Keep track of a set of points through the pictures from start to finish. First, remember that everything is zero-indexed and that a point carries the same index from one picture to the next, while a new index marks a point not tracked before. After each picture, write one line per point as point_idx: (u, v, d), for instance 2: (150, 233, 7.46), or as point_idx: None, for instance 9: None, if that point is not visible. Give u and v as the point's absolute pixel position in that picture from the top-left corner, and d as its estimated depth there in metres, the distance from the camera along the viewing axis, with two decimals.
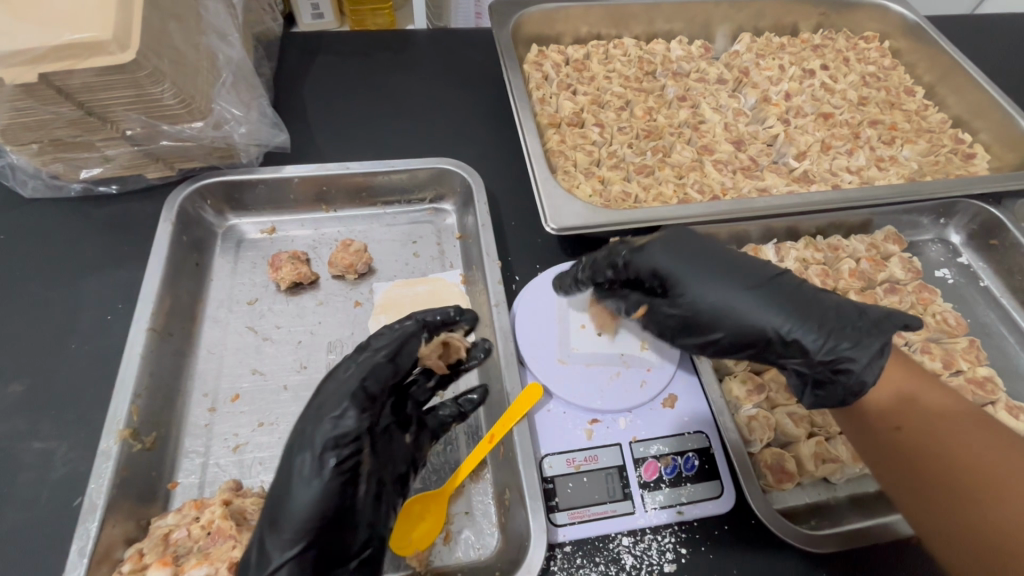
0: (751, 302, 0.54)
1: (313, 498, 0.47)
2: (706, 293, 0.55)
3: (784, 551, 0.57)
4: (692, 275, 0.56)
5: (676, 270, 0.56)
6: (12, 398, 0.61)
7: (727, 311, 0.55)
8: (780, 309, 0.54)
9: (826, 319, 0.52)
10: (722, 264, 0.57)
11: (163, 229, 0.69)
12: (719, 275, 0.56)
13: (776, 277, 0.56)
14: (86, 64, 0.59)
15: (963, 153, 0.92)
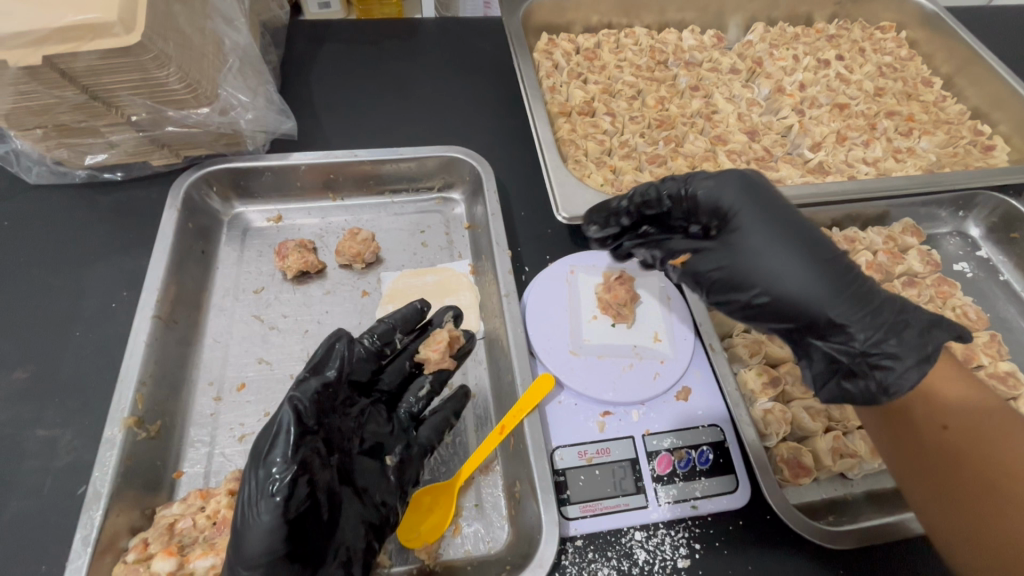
0: (803, 267, 0.48)
1: (267, 527, 0.42)
2: (761, 249, 0.49)
3: (801, 547, 0.55)
4: (753, 222, 0.50)
5: (744, 216, 0.50)
6: (16, 385, 0.61)
7: (780, 274, 0.48)
8: (828, 282, 0.48)
9: (865, 300, 0.49)
10: (787, 223, 0.50)
11: (169, 216, 0.68)
12: (780, 233, 0.50)
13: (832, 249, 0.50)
14: (91, 46, 0.58)
15: (982, 145, 0.90)
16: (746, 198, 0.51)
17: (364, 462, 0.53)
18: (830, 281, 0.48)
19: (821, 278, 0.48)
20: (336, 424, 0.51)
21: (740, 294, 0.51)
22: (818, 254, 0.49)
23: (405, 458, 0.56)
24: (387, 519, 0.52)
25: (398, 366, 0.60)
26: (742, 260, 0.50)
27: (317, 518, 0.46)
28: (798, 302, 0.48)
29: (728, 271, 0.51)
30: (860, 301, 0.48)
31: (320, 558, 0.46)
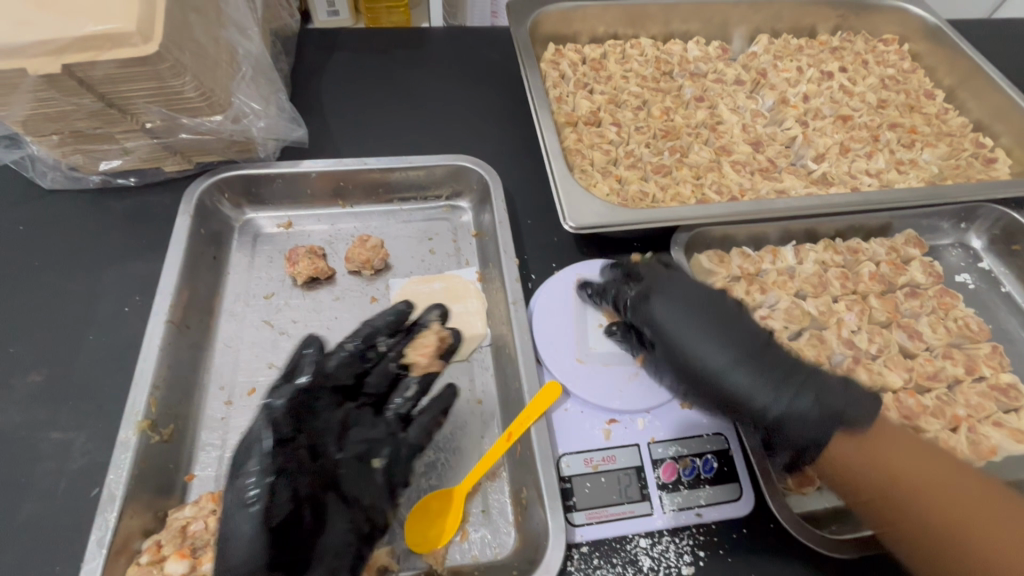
0: (714, 351, 0.57)
1: (248, 536, 0.45)
2: (681, 338, 0.58)
3: (805, 556, 0.56)
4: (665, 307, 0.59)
5: (671, 318, 0.59)
6: (31, 387, 0.62)
7: (689, 363, 0.58)
8: (744, 365, 0.56)
9: (789, 378, 0.55)
10: (700, 313, 0.59)
11: (182, 222, 0.69)
12: (697, 321, 0.58)
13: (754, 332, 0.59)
14: (109, 55, 0.59)
15: (984, 157, 0.91)
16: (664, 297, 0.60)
17: (349, 466, 0.54)
18: (742, 360, 0.56)
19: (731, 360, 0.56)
20: (322, 433, 0.53)
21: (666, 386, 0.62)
22: (731, 341, 0.58)
23: (393, 459, 0.56)
24: (376, 521, 0.53)
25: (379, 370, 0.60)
26: (668, 350, 0.59)
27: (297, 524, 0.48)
28: (721, 382, 0.56)
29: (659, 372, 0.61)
30: (776, 380, 0.55)
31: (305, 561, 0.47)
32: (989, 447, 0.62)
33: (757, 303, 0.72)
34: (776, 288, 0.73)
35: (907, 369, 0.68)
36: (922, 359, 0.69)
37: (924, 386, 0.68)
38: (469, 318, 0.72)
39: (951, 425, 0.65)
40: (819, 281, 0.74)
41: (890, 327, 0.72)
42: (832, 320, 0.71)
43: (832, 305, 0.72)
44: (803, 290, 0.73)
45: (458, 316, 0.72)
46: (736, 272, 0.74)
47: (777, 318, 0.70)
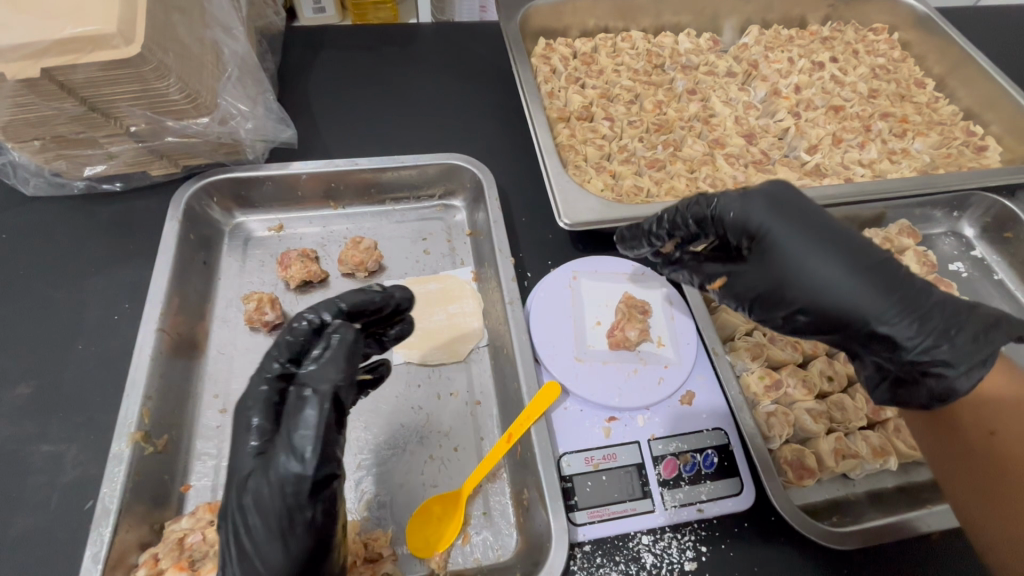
0: (893, 310, 0.48)
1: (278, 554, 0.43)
2: (790, 251, 0.49)
3: (803, 546, 0.56)
4: (787, 245, 0.50)
5: (765, 224, 0.51)
6: (18, 401, 0.60)
7: (809, 271, 0.49)
8: (881, 288, 0.48)
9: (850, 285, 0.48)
10: (838, 239, 0.49)
11: (170, 227, 0.68)
12: (818, 240, 0.49)
13: (897, 266, 0.50)
14: (90, 59, 0.56)
15: (975, 145, 0.91)
16: (782, 204, 0.51)
17: None
18: (896, 290, 0.48)
19: (893, 303, 0.48)
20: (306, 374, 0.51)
21: (781, 311, 0.52)
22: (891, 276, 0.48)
23: None
24: None
25: (333, 355, 0.48)
26: (767, 262, 0.51)
27: (307, 522, 0.44)
28: (847, 294, 0.48)
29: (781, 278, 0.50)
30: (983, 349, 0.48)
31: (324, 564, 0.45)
32: None
33: None
34: None
35: None
36: None
37: None
38: (465, 320, 0.72)
39: None
40: None
41: None
42: None
43: None
44: None
45: (454, 317, 0.71)
46: None
47: None
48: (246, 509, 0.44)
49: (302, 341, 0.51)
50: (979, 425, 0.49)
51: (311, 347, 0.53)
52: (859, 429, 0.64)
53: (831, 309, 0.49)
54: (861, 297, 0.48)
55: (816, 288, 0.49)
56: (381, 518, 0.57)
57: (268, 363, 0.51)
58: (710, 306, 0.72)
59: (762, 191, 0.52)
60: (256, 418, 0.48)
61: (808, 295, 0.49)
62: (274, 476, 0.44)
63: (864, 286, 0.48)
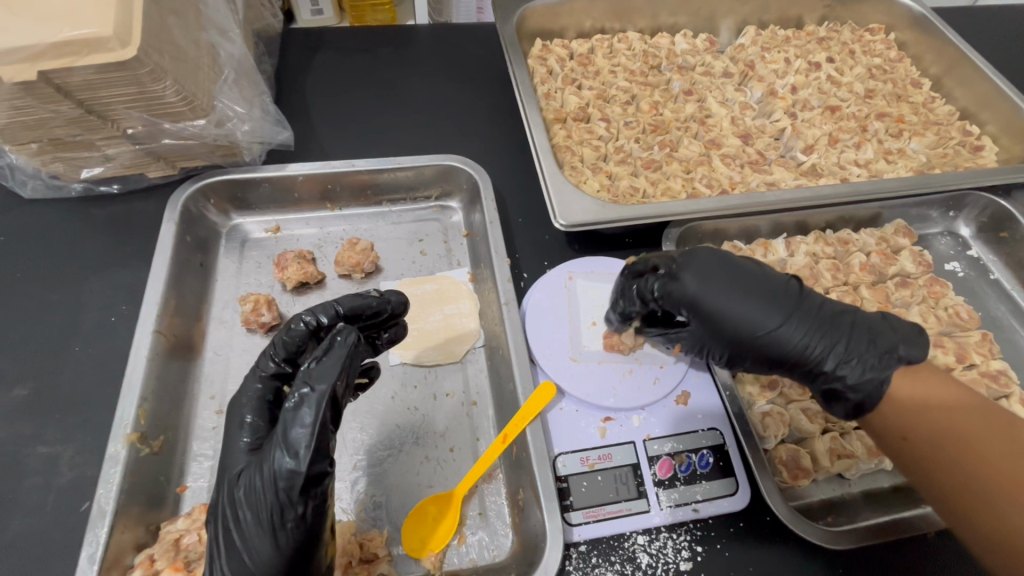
0: (815, 345, 0.54)
1: (270, 547, 0.44)
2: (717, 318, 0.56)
3: (799, 547, 0.56)
4: (710, 312, 0.57)
5: (688, 295, 0.58)
6: (16, 402, 0.60)
7: (735, 330, 0.56)
8: (801, 330, 0.55)
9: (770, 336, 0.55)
10: (751, 293, 0.56)
11: (167, 229, 0.68)
12: (736, 299, 0.56)
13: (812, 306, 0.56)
14: (86, 61, 0.56)
15: (971, 145, 0.91)
16: (702, 280, 0.57)
17: None
18: (816, 332, 0.54)
19: (815, 343, 0.54)
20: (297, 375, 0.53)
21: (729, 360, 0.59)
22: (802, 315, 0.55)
23: None
24: None
25: (333, 358, 0.47)
26: (701, 324, 0.58)
27: (297, 519, 0.44)
28: (772, 346, 0.56)
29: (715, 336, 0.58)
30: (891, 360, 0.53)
31: (311, 562, 0.46)
32: None
33: None
34: None
35: None
36: None
37: None
38: (461, 321, 0.72)
39: None
40: (810, 272, 0.74)
41: None
42: None
43: None
44: None
45: (450, 318, 0.72)
46: None
47: None
48: (238, 502, 0.46)
49: (297, 342, 0.53)
50: (892, 429, 0.51)
51: (306, 350, 0.54)
52: (855, 429, 0.64)
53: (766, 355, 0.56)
54: (785, 340, 0.55)
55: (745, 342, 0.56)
56: (377, 518, 0.57)
57: (262, 367, 0.53)
58: None
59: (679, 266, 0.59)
60: (249, 416, 0.51)
61: (743, 346, 0.57)
62: (267, 472, 0.44)
63: (785, 333, 0.55)
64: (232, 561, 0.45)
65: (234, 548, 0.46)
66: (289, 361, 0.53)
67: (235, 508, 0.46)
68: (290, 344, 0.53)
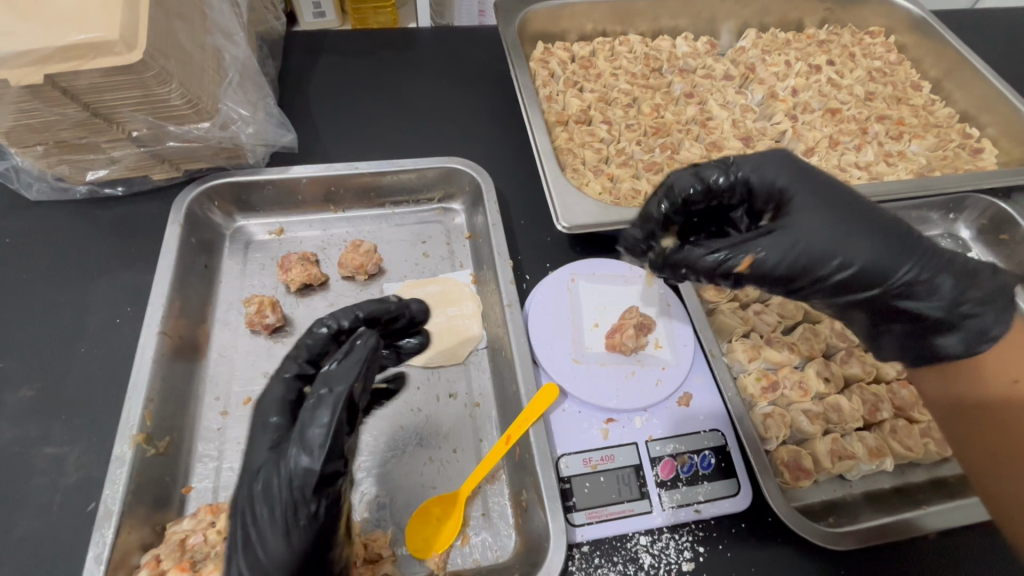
0: (898, 255, 0.54)
1: (285, 540, 0.44)
2: (813, 213, 0.53)
3: (800, 547, 0.57)
4: (807, 205, 0.54)
5: (794, 182, 0.55)
6: (22, 403, 0.61)
7: (834, 229, 0.53)
8: (888, 243, 0.54)
9: (864, 232, 0.54)
10: (842, 197, 0.55)
11: (172, 231, 0.69)
12: (829, 198, 0.55)
13: (899, 224, 0.55)
14: (93, 65, 0.57)
15: (971, 148, 0.92)
16: (797, 175, 0.56)
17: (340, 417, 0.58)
18: (897, 243, 0.54)
19: (899, 256, 0.53)
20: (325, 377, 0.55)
21: (811, 274, 0.52)
22: (887, 229, 0.54)
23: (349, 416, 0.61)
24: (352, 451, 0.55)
25: (353, 359, 0.49)
26: (793, 217, 0.54)
27: (312, 515, 0.45)
28: (858, 246, 0.53)
29: (800, 242, 0.52)
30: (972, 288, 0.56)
31: (326, 559, 0.46)
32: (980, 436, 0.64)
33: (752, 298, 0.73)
34: None
35: None
36: None
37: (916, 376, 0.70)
38: (463, 322, 0.72)
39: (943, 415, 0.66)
40: None
41: None
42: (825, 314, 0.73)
43: None
44: None
45: (452, 319, 0.72)
46: None
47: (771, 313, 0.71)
48: (257, 496, 0.46)
49: (321, 345, 0.56)
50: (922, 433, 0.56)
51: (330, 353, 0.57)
52: (855, 430, 0.64)
53: (852, 258, 0.53)
54: (873, 241, 0.53)
55: (840, 249, 0.52)
56: (381, 519, 0.58)
57: (286, 368, 0.54)
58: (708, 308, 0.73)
59: (781, 155, 0.57)
60: (273, 415, 0.51)
61: (830, 249, 0.52)
62: (285, 469, 0.45)
63: (871, 238, 0.53)
64: (247, 556, 0.44)
65: (246, 542, 0.45)
66: (313, 363, 0.55)
67: (248, 504, 0.46)
68: (314, 346, 0.56)
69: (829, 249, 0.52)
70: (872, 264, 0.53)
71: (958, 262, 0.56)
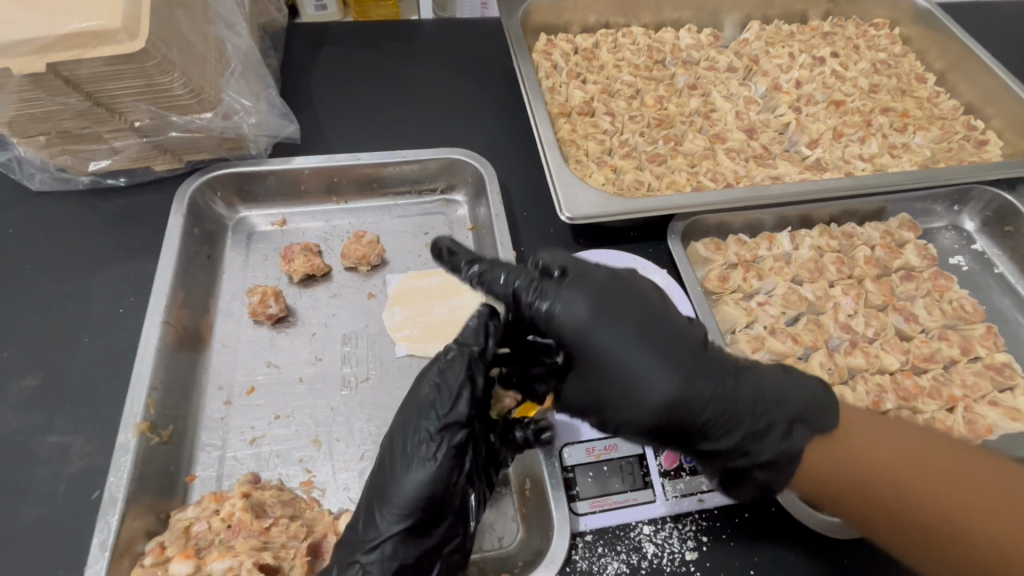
0: (711, 396, 0.50)
1: (422, 483, 0.49)
2: (608, 358, 0.50)
3: (803, 536, 0.57)
4: (597, 332, 0.50)
5: (594, 332, 0.51)
6: (26, 392, 0.61)
7: (609, 362, 0.50)
8: (703, 392, 0.50)
9: (700, 375, 0.50)
10: (624, 336, 0.50)
11: (175, 221, 0.69)
12: (610, 325, 0.51)
13: (706, 354, 0.52)
14: (95, 54, 0.57)
15: (976, 140, 0.91)
16: (592, 309, 0.51)
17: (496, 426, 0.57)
18: (716, 392, 0.50)
19: (709, 400, 0.50)
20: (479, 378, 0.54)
21: (606, 420, 0.53)
22: (681, 353, 0.51)
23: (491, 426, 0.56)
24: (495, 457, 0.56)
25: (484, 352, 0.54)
26: (599, 368, 0.51)
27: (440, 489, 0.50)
28: (678, 413, 0.50)
29: (595, 394, 0.52)
30: (780, 425, 0.51)
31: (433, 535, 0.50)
32: (985, 427, 0.64)
33: (755, 290, 0.73)
34: (772, 275, 0.74)
35: (904, 352, 0.70)
36: (917, 342, 0.71)
37: (920, 367, 0.70)
38: (466, 313, 0.72)
39: (947, 406, 0.66)
40: (815, 266, 0.75)
41: (886, 310, 0.74)
42: (829, 305, 0.72)
43: (828, 290, 0.74)
44: (799, 275, 0.74)
45: (455, 310, 0.72)
46: (733, 260, 0.75)
47: (774, 304, 0.71)
48: (399, 459, 0.50)
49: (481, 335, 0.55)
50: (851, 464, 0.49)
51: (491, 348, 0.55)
52: None
53: (674, 413, 0.50)
54: (692, 380, 0.50)
55: (610, 377, 0.51)
56: None
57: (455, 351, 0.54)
58: (711, 299, 0.73)
59: (583, 284, 0.52)
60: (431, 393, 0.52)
61: (629, 400, 0.50)
62: (429, 440, 0.50)
63: (677, 383, 0.49)
64: (378, 501, 0.50)
65: (385, 497, 0.50)
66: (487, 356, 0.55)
67: (390, 467, 0.51)
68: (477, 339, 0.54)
69: (608, 405, 0.52)
70: (676, 414, 0.50)
71: (791, 386, 0.52)
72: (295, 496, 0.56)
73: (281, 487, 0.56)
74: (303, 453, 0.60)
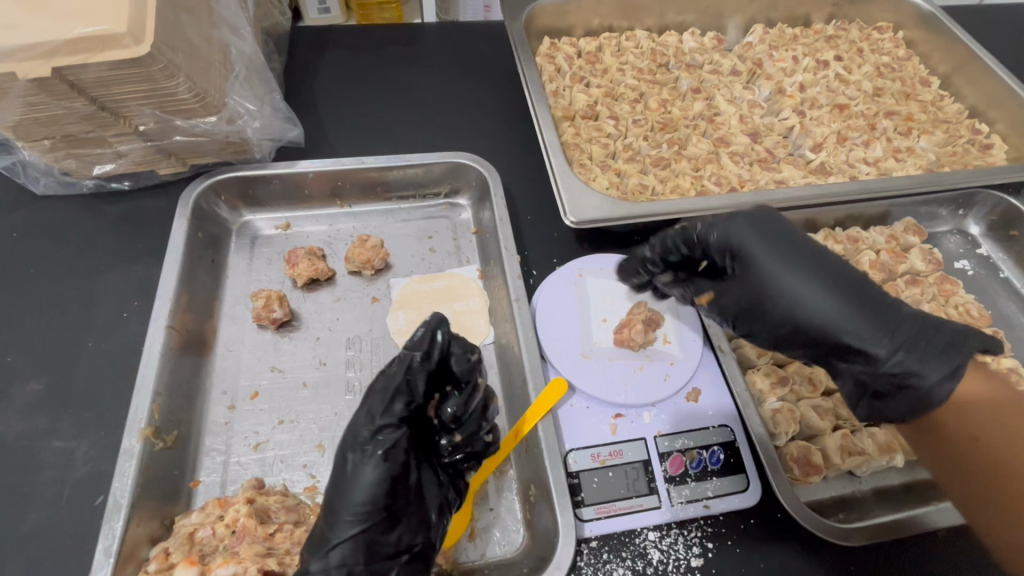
0: (861, 314, 0.52)
1: (372, 484, 0.47)
2: (768, 279, 0.54)
3: (809, 543, 0.56)
4: (761, 256, 0.55)
5: (753, 253, 0.55)
6: (30, 397, 0.61)
7: (773, 284, 0.54)
8: (857, 309, 0.52)
9: (857, 299, 0.53)
10: (804, 258, 0.54)
11: (179, 225, 0.69)
12: (796, 262, 0.54)
13: (873, 291, 0.53)
14: (100, 58, 0.57)
15: (980, 143, 0.91)
16: (756, 235, 0.56)
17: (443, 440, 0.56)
18: (868, 313, 0.52)
19: (861, 320, 0.52)
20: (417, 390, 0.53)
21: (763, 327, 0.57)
22: (843, 281, 0.53)
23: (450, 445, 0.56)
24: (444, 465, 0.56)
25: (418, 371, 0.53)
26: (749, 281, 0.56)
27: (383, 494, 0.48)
28: (814, 321, 0.53)
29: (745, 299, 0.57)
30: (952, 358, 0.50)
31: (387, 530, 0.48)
32: None
33: None
34: None
35: None
36: None
37: None
38: (471, 317, 0.72)
39: None
40: None
41: None
42: None
43: None
44: None
45: (459, 315, 0.72)
46: None
47: None
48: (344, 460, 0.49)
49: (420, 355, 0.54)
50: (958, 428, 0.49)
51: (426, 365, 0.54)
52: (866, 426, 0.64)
53: (815, 322, 0.53)
54: (841, 299, 0.53)
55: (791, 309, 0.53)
56: None
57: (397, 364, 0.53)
58: None
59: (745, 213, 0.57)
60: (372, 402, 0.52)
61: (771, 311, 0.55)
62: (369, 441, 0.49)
63: (833, 308, 0.52)
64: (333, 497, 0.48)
65: (338, 498, 0.48)
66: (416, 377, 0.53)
67: (340, 475, 0.49)
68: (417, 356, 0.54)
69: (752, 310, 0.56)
70: (828, 326, 0.52)
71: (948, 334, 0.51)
72: (299, 502, 0.56)
73: (285, 493, 0.56)
74: (307, 458, 0.60)
